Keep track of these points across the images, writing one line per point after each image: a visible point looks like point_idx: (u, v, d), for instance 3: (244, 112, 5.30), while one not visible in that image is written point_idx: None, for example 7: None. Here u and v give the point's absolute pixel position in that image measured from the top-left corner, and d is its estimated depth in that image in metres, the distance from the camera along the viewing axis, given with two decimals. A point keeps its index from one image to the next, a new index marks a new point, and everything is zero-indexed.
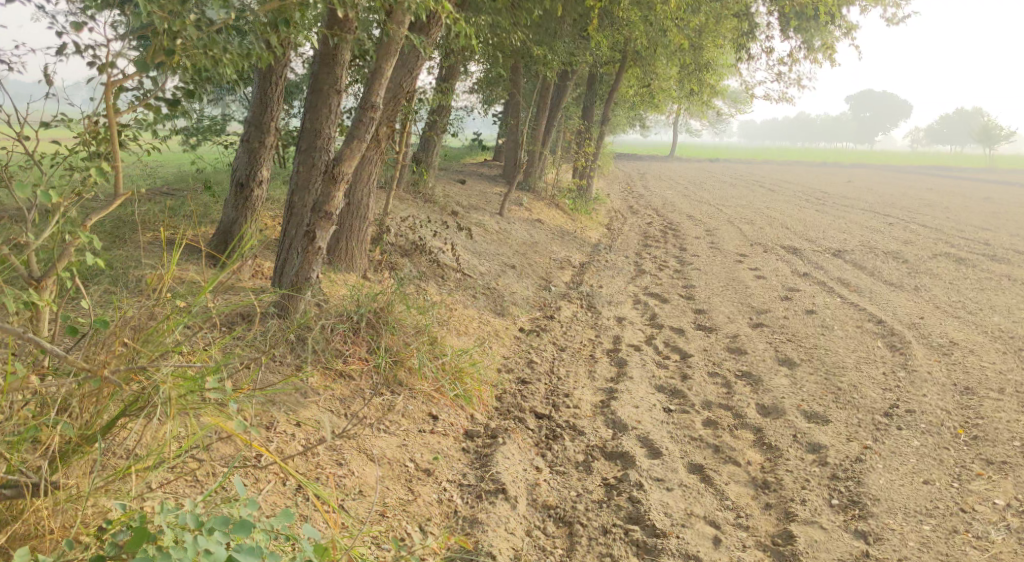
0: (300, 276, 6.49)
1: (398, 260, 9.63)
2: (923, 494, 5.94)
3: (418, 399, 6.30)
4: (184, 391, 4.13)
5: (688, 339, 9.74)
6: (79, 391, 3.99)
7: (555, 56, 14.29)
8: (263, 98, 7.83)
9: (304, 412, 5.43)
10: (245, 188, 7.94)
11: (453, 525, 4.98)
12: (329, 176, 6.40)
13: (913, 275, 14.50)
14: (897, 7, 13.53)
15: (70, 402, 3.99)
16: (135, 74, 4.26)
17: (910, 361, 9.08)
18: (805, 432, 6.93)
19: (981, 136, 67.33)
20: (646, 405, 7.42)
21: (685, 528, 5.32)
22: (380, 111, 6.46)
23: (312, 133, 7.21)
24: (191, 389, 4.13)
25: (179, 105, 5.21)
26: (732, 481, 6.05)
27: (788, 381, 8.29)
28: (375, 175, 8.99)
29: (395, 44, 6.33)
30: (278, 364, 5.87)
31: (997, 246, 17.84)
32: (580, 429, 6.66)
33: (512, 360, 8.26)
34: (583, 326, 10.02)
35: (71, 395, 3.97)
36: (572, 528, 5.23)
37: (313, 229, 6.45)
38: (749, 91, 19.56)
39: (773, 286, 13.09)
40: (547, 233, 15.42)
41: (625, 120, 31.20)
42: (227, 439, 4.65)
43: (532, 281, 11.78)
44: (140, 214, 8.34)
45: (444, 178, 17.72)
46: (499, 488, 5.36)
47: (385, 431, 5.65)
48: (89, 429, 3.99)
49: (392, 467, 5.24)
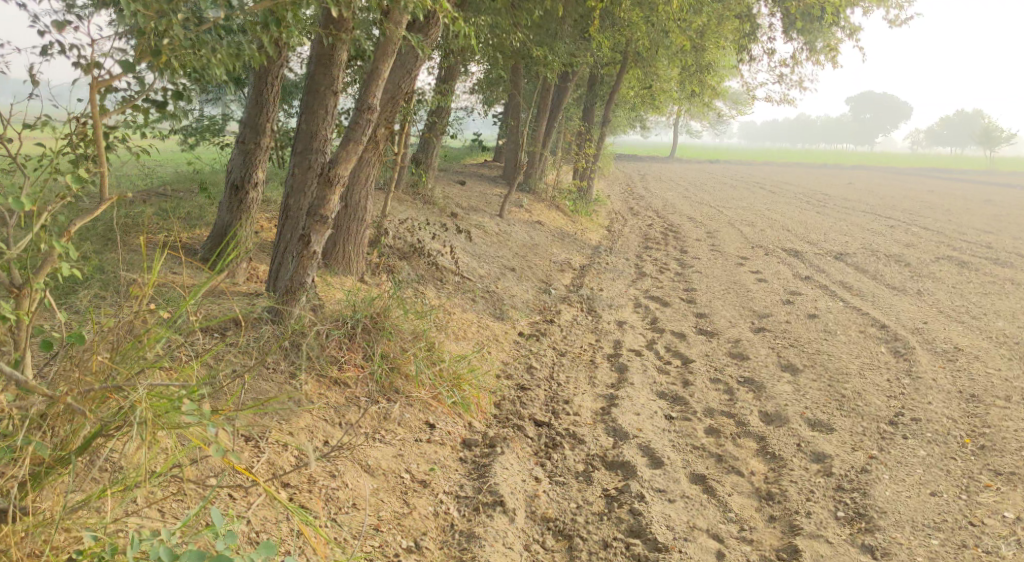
0: (294, 281, 6.32)
1: (395, 263, 9.51)
2: (930, 507, 5.82)
3: (415, 407, 6.17)
4: (162, 412, 3.97)
5: (690, 344, 9.61)
6: (53, 411, 3.87)
7: (555, 57, 14.14)
8: (258, 98, 7.70)
9: (297, 421, 5.31)
10: (240, 190, 7.81)
11: (450, 539, 4.85)
12: (325, 179, 6.26)
13: (916, 278, 14.37)
14: (901, 9, 13.39)
15: (43, 422, 3.87)
16: (122, 75, 4.13)
17: (914, 367, 8.95)
18: (810, 441, 6.80)
19: (982, 138, 67.16)
20: (647, 413, 7.29)
21: (688, 543, 5.20)
22: (377, 112, 6.32)
23: (308, 134, 7.09)
24: (168, 410, 3.98)
25: (167, 107, 5.10)
26: (736, 492, 5.92)
27: (791, 387, 8.16)
28: (373, 177, 8.86)
29: (392, 44, 6.20)
30: (270, 372, 5.73)
31: (999, 249, 17.71)
32: (580, 438, 6.53)
33: (511, 365, 8.13)
34: (583, 330, 9.89)
35: (44, 416, 3.85)
36: (572, 542, 5.10)
37: (308, 233, 6.30)
38: (750, 93, 19.41)
39: (775, 290, 12.96)
40: (547, 234, 15.29)
41: (626, 121, 31.05)
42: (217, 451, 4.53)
43: (532, 284, 11.65)
44: (133, 217, 8.22)
45: (443, 180, 17.59)
46: (498, 500, 5.24)
47: (380, 441, 5.52)
48: (63, 450, 3.87)
49: (387, 479, 5.12)
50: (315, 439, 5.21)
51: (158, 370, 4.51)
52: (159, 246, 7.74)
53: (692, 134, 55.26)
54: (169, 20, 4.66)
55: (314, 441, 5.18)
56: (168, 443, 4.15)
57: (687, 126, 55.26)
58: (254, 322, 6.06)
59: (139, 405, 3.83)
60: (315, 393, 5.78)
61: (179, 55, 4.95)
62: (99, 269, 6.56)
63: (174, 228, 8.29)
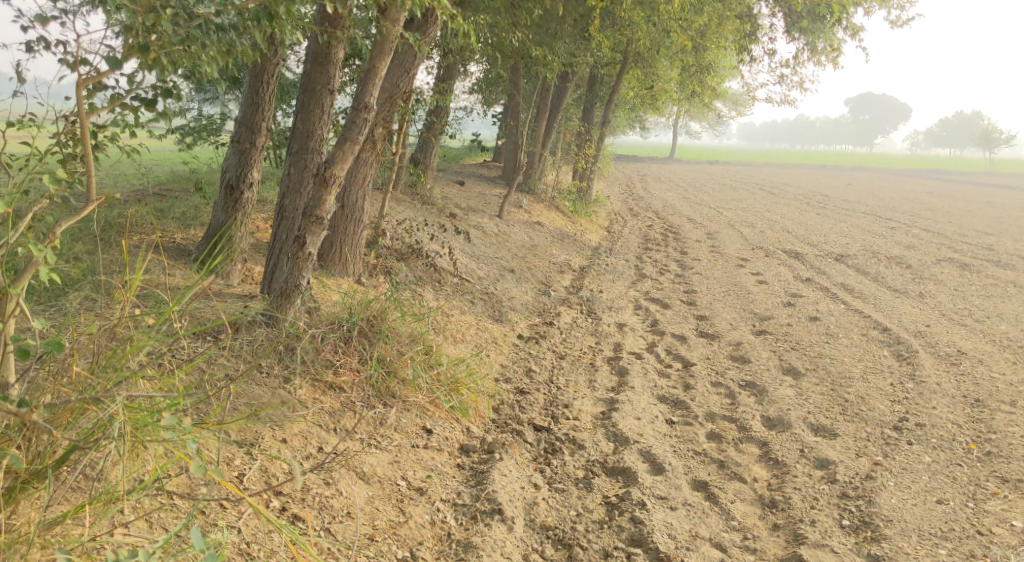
0: (288, 283, 6.18)
1: (393, 264, 9.40)
2: (937, 515, 5.72)
3: (412, 412, 6.05)
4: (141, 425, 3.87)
5: (691, 347, 9.49)
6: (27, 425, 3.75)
7: (555, 57, 14.02)
8: (254, 97, 7.58)
9: (291, 427, 5.19)
10: (235, 190, 7.69)
11: (447, 549, 4.73)
12: (320, 179, 6.14)
13: (918, 281, 14.26)
14: (903, 8, 13.27)
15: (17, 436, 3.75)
16: (109, 72, 4.02)
17: (918, 371, 8.83)
18: (813, 447, 6.69)
19: (982, 140, 67.05)
20: (648, 417, 7.18)
21: (690, 552, 5.09)
22: (374, 112, 6.20)
23: (305, 134, 6.98)
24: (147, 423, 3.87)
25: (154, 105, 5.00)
26: (739, 500, 5.81)
27: (793, 391, 8.05)
28: (371, 177, 8.75)
29: (390, 43, 6.08)
30: (264, 376, 5.62)
31: (1000, 251, 17.60)
32: (580, 443, 6.42)
33: (510, 368, 8.02)
34: (583, 333, 9.77)
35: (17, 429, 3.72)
36: (572, 551, 5.00)
37: (303, 234, 6.18)
38: (751, 93, 19.31)
39: (776, 292, 12.84)
40: (546, 235, 15.17)
41: (625, 121, 30.94)
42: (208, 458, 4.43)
43: (531, 286, 11.53)
44: (127, 217, 8.11)
45: (442, 180, 17.47)
46: (496, 508, 5.12)
47: (376, 448, 5.41)
48: (39, 464, 3.75)
49: (383, 486, 5.00)
50: (309, 445, 5.09)
51: (143, 379, 4.40)
52: (152, 247, 7.62)
53: (692, 134, 55.14)
54: (158, 14, 4.57)
55: (309, 448, 5.07)
56: (151, 454, 4.04)
57: (687, 127, 55.14)
58: (248, 325, 5.94)
59: (117, 417, 3.73)
60: (310, 398, 5.67)
61: (167, 52, 4.85)
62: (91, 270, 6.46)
63: (168, 229, 8.18)
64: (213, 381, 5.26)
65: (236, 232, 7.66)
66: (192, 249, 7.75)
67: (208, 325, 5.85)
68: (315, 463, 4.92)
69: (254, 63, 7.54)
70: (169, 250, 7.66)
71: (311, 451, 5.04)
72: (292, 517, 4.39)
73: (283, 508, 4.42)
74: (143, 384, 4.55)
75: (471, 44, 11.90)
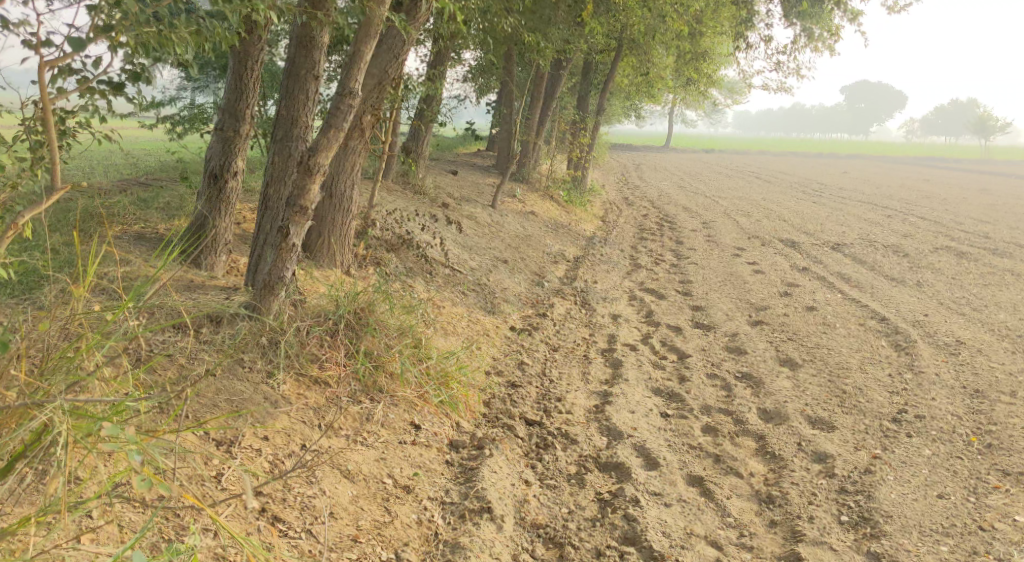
0: (272, 274, 5.99)
1: (383, 255, 9.22)
2: (938, 511, 5.58)
3: (400, 407, 5.89)
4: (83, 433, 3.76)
5: (686, 338, 9.34)
6: None
7: (548, 43, 13.81)
8: (238, 83, 7.37)
9: (273, 424, 5.03)
10: (219, 179, 7.49)
11: (433, 551, 4.59)
12: (304, 167, 5.96)
13: (915, 269, 14.11)
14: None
15: None
16: (70, 55, 3.82)
17: (916, 362, 8.70)
18: (811, 440, 6.55)
19: (977, 128, 66.86)
20: (642, 411, 7.03)
21: (685, 550, 4.95)
22: (359, 97, 6.00)
23: (289, 120, 6.78)
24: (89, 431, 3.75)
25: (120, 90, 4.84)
26: (735, 496, 5.67)
27: (790, 383, 7.91)
28: (359, 166, 8.55)
29: (374, 25, 5.86)
30: (245, 370, 5.46)
31: (997, 239, 17.46)
32: (573, 438, 6.28)
33: (502, 361, 7.87)
34: (576, 324, 9.62)
35: None
36: (563, 551, 4.86)
37: (286, 224, 6.00)
38: (747, 81, 19.11)
39: (772, 282, 12.70)
40: (540, 225, 15.01)
41: (621, 110, 30.76)
42: (184, 458, 4.27)
43: (524, 277, 11.37)
44: (108, 208, 7.93)
45: (435, 170, 17.27)
46: (485, 507, 4.97)
47: (362, 444, 5.25)
48: None
49: (368, 485, 4.84)
50: (292, 443, 4.93)
51: (100, 382, 4.26)
52: (134, 238, 7.43)
53: (687, 123, 54.96)
54: None
55: (292, 445, 4.90)
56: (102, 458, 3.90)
57: (682, 116, 54.83)
58: (230, 318, 5.77)
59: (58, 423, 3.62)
60: (294, 393, 5.50)
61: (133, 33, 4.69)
62: (69, 262, 6.30)
63: (152, 220, 8.00)
64: (192, 376, 5.09)
65: (220, 223, 7.47)
66: (175, 240, 7.55)
67: (190, 319, 5.68)
68: (296, 461, 4.76)
69: (238, 48, 7.34)
70: (153, 242, 7.48)
71: (294, 449, 4.88)
72: (272, 518, 4.24)
73: (264, 509, 4.27)
74: (106, 384, 4.40)
75: (462, 31, 11.70)
